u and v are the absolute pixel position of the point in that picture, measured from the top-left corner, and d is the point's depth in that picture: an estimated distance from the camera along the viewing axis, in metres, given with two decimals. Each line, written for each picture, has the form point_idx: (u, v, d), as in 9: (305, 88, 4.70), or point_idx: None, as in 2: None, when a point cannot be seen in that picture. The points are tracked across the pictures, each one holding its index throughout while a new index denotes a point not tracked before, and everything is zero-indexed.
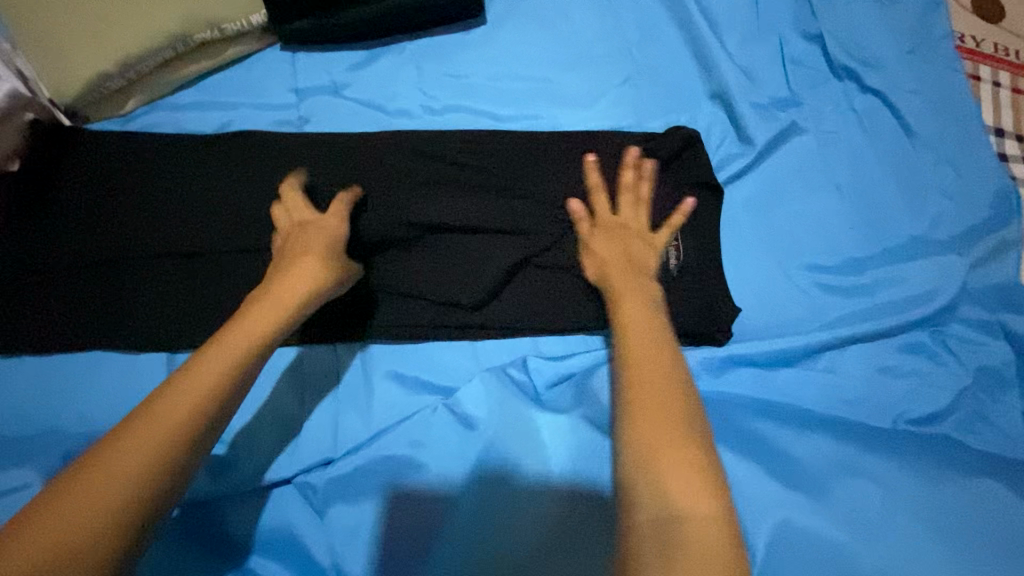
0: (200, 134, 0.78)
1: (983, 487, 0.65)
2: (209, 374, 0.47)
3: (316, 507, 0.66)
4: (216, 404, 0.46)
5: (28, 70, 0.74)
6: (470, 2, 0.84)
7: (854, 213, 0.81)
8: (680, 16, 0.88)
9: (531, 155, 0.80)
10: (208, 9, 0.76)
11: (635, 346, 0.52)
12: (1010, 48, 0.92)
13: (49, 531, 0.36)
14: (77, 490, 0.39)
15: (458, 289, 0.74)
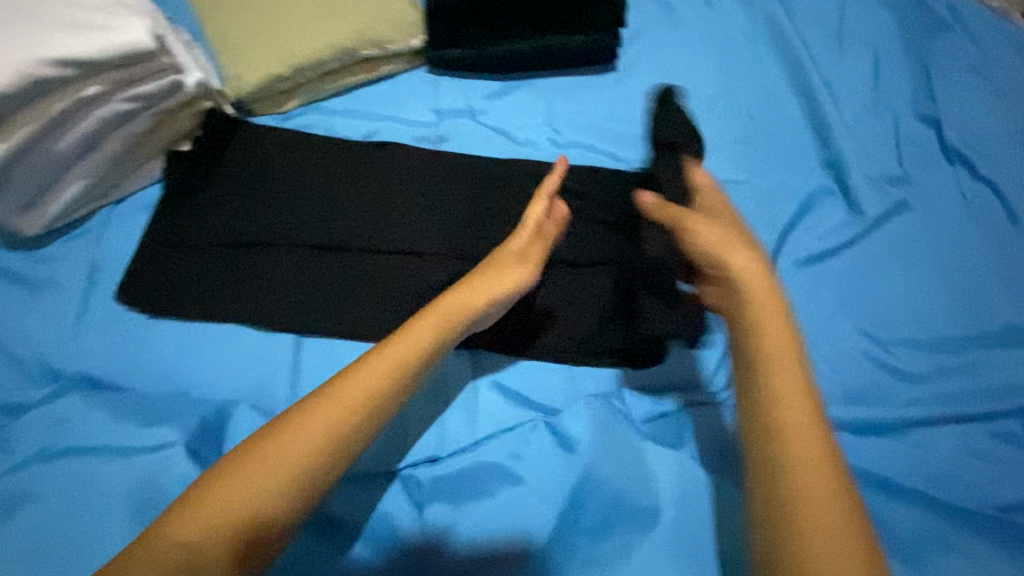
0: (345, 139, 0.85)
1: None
2: (349, 402, 0.53)
3: (417, 501, 0.69)
4: (350, 434, 0.52)
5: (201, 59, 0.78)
6: (608, 49, 0.90)
7: (958, 294, 0.82)
8: (801, 85, 0.92)
9: None
10: (377, 30, 0.84)
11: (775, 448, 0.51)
12: None
13: (206, 512, 0.46)
14: (229, 484, 0.48)
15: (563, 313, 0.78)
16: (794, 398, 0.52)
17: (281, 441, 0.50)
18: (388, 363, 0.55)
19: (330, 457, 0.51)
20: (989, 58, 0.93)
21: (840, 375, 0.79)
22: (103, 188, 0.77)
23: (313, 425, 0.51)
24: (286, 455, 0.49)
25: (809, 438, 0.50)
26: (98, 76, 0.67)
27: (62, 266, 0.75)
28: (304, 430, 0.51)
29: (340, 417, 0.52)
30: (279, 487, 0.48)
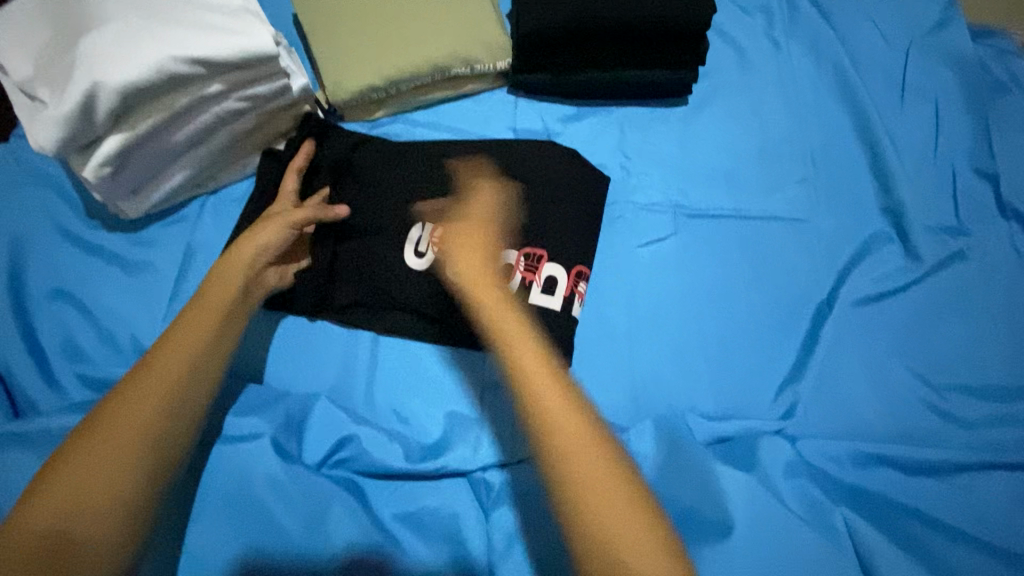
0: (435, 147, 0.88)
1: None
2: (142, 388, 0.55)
3: (484, 505, 0.72)
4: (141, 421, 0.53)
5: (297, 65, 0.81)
6: (683, 85, 0.94)
7: (1009, 345, 0.85)
8: (864, 133, 0.96)
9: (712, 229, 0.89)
10: (469, 51, 0.88)
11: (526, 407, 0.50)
12: None
13: (62, 501, 0.48)
14: (59, 480, 0.49)
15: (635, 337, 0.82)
16: (577, 427, 0.49)
17: (116, 428, 0.52)
18: (193, 344, 0.59)
19: (171, 426, 0.54)
20: None
21: (894, 414, 0.81)
22: (202, 178, 0.82)
23: (130, 411, 0.53)
24: (113, 440, 0.52)
25: (591, 457, 0.48)
26: (221, 76, 0.71)
27: (160, 250, 0.80)
28: (115, 427, 0.52)
29: (158, 402, 0.54)
30: (131, 475, 0.51)
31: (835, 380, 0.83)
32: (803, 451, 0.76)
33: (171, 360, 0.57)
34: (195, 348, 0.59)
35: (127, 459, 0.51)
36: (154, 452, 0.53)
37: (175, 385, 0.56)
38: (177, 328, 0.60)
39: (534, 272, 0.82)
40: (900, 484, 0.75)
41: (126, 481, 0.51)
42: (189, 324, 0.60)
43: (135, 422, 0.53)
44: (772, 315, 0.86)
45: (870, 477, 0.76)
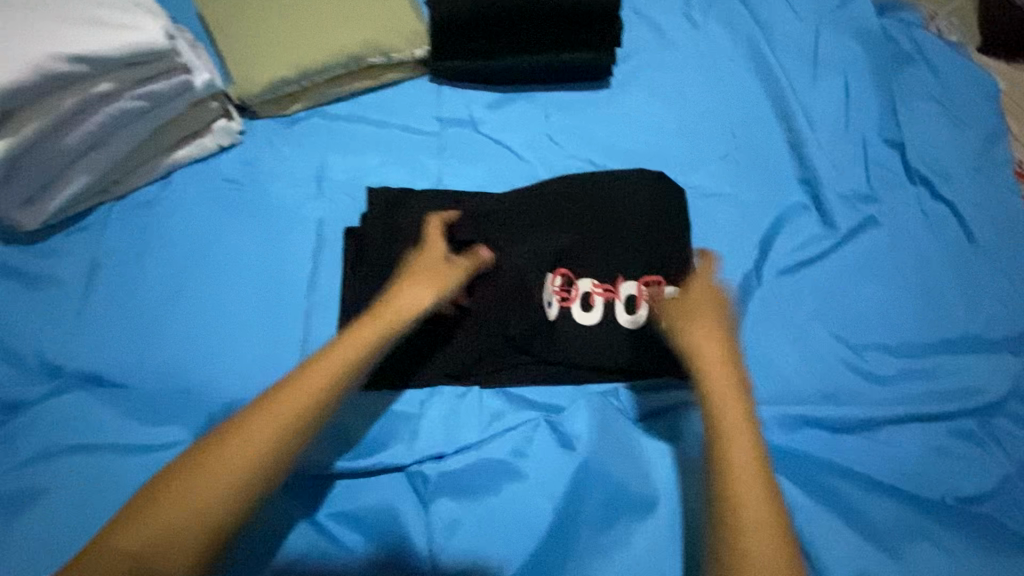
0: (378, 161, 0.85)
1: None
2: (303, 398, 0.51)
3: (423, 497, 0.72)
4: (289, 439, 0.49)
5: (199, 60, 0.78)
6: (604, 66, 0.94)
7: (920, 304, 0.89)
8: (781, 107, 0.99)
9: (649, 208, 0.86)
10: (384, 39, 0.86)
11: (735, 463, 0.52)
12: None
13: (157, 516, 0.45)
14: (172, 493, 0.46)
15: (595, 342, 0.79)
16: (749, 472, 0.52)
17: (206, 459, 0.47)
18: (329, 376, 0.53)
19: (265, 442, 0.48)
20: (947, 89, 1.02)
21: (818, 376, 0.84)
22: (106, 183, 0.78)
23: (223, 448, 0.48)
24: (203, 478, 0.46)
25: (757, 503, 0.50)
26: (110, 74, 0.68)
27: (63, 262, 0.75)
28: (238, 442, 0.48)
29: (275, 437, 0.49)
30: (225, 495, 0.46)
31: (763, 348, 0.85)
32: None
33: (306, 395, 0.51)
34: (331, 379, 0.53)
35: (236, 499, 0.46)
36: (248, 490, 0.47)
37: (309, 422, 0.51)
38: (319, 359, 0.54)
39: (570, 292, 0.81)
40: (822, 443, 0.79)
41: (226, 527, 0.46)
42: (334, 356, 0.55)
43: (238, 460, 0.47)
44: None
45: (796, 438, 0.79)
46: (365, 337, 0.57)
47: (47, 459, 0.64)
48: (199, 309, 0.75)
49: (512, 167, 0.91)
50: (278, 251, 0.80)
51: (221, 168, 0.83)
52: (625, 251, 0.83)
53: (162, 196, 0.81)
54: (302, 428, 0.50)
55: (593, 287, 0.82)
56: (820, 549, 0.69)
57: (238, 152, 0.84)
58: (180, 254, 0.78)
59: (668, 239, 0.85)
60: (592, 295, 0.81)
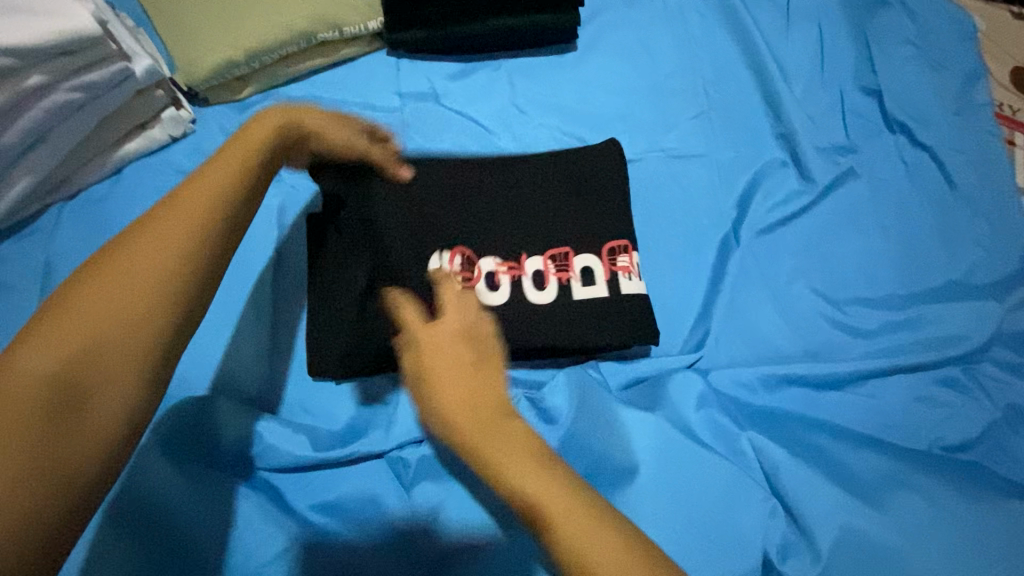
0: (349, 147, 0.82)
1: (1012, 514, 0.70)
2: (186, 209, 0.49)
3: (404, 481, 0.71)
4: (193, 243, 0.47)
5: (138, 47, 0.73)
6: (568, 28, 0.91)
7: (901, 254, 0.88)
8: (753, 61, 0.96)
9: (600, 178, 0.84)
10: (334, 12, 0.82)
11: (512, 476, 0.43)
12: None
13: (64, 335, 0.41)
14: (80, 312, 0.42)
15: (577, 321, 0.76)
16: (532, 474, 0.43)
17: (85, 310, 0.42)
18: (194, 220, 0.48)
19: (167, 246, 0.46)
20: (923, 32, 0.98)
21: (799, 334, 0.83)
22: (53, 182, 0.74)
23: (100, 296, 0.43)
24: (89, 325, 0.42)
25: (559, 503, 0.43)
26: (43, 65, 0.64)
27: (16, 267, 0.73)
28: (136, 259, 0.45)
29: (163, 273, 0.45)
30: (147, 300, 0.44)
31: (743, 310, 0.84)
32: (715, 382, 0.78)
33: (167, 237, 0.46)
34: (207, 225, 0.48)
35: (153, 313, 0.44)
36: (143, 329, 0.43)
37: (197, 251, 0.47)
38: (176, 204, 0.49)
39: (473, 273, 0.77)
40: (805, 401, 0.78)
41: (132, 379, 0.42)
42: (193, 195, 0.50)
43: (124, 299, 0.43)
44: (679, 253, 0.86)
45: (778, 398, 0.78)
46: (222, 183, 0.52)
47: None
48: None
49: (478, 140, 0.88)
50: None
51: (173, 159, 0.80)
52: (600, 228, 0.81)
53: (114, 192, 0.77)
54: (182, 264, 0.46)
55: (497, 266, 0.78)
56: (809, 507, 0.68)
57: (190, 142, 0.81)
58: None
59: (620, 202, 0.83)
60: (497, 274, 0.77)
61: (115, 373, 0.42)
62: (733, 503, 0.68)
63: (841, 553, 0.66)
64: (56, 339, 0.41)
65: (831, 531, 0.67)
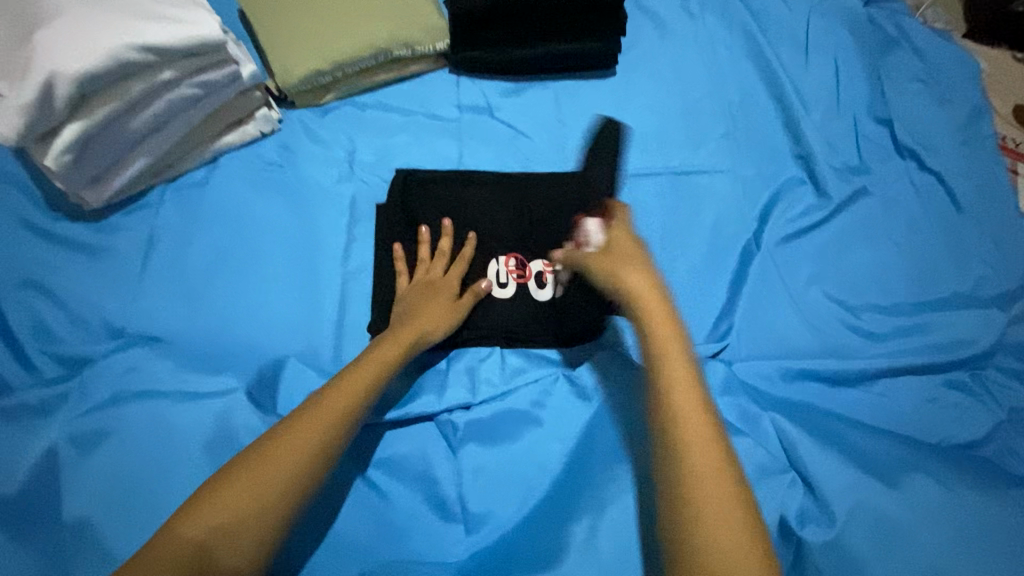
0: (412, 154, 0.95)
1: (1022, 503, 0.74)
2: (345, 393, 0.65)
3: (452, 444, 0.79)
4: (342, 418, 0.63)
5: (244, 55, 0.86)
6: (609, 55, 1.02)
7: (911, 267, 0.95)
8: (775, 90, 1.06)
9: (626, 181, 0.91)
10: (408, 33, 0.95)
11: (690, 435, 0.55)
12: None
13: (234, 491, 0.56)
14: (253, 467, 0.58)
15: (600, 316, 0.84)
16: (700, 441, 0.55)
17: (269, 457, 0.59)
18: (347, 400, 0.64)
19: (320, 413, 0.62)
20: (932, 71, 1.09)
21: (815, 333, 0.90)
22: (161, 166, 0.86)
23: (273, 462, 0.58)
24: (254, 486, 0.56)
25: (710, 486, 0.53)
26: (173, 64, 0.76)
27: (125, 235, 0.84)
28: (296, 437, 0.60)
29: (304, 455, 0.59)
30: (295, 461, 0.59)
31: (764, 309, 0.91)
32: (737, 372, 0.85)
33: (331, 413, 0.63)
34: (355, 401, 0.65)
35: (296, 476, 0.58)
36: (302, 470, 0.59)
37: (338, 426, 0.62)
38: (347, 378, 0.66)
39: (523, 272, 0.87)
40: (818, 393, 0.85)
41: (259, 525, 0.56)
42: (359, 375, 0.67)
43: (300, 452, 0.59)
44: (705, 255, 0.95)
45: (794, 389, 0.85)
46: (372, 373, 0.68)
47: (116, 405, 0.71)
48: (247, 278, 0.83)
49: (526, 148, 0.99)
50: (314, 226, 0.88)
51: (262, 152, 0.91)
52: None
53: (210, 177, 0.89)
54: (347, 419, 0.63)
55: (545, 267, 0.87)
56: (826, 483, 0.73)
57: (277, 138, 0.93)
58: (226, 229, 0.86)
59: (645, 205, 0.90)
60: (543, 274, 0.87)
61: (291, 507, 0.57)
62: (754, 477, 0.74)
63: (855, 525, 0.71)
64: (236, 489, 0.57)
65: (845, 504, 0.72)
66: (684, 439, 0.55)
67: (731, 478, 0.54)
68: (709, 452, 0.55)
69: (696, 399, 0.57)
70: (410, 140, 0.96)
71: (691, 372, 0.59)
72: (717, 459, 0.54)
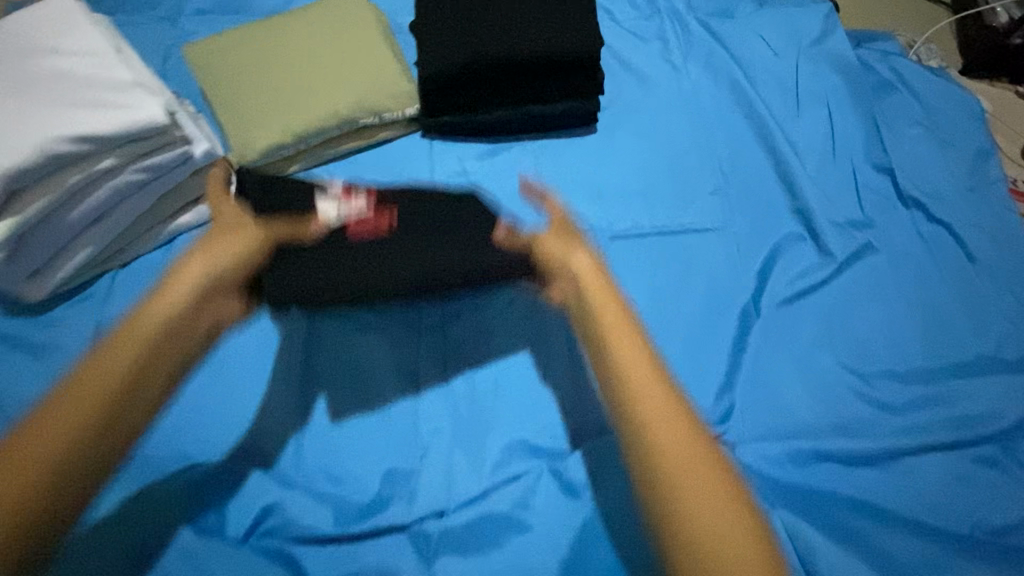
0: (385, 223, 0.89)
1: None
2: (187, 280, 0.63)
3: (426, 556, 0.70)
4: (147, 354, 0.56)
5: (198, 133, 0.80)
6: (589, 113, 0.97)
7: (926, 327, 0.87)
8: (766, 140, 1.00)
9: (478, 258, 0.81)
10: (376, 100, 0.90)
11: (673, 452, 0.53)
12: None
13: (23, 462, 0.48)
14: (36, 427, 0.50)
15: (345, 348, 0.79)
16: (683, 448, 0.53)
17: (59, 409, 0.51)
18: (153, 324, 0.58)
19: (143, 320, 0.58)
20: (930, 113, 1.03)
21: (829, 407, 0.81)
22: (111, 253, 0.80)
23: (66, 417, 0.51)
24: (48, 445, 0.49)
25: (700, 497, 0.50)
26: (113, 151, 0.70)
27: (68, 333, 0.77)
28: (107, 362, 0.54)
29: (99, 400, 0.52)
30: (104, 386, 0.53)
31: (769, 382, 0.83)
32: (744, 458, 0.76)
33: (163, 306, 0.59)
34: (159, 328, 0.58)
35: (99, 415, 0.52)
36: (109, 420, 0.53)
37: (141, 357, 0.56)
38: (158, 298, 0.60)
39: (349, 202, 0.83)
40: (835, 480, 0.76)
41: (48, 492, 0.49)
42: (164, 304, 0.59)
43: (83, 420, 0.51)
44: (700, 324, 0.87)
45: (807, 475, 0.76)
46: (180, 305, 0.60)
47: None
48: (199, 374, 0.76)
49: (506, 214, 0.93)
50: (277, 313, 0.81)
51: None
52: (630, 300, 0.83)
53: (164, 261, 0.83)
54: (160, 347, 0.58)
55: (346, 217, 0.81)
56: None
57: None
58: None
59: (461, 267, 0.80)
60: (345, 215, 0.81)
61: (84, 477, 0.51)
62: None
63: None
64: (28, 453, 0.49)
65: None
66: (670, 454, 0.52)
67: (713, 469, 0.52)
68: (692, 468, 0.52)
69: (668, 429, 0.54)
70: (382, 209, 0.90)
71: (640, 394, 0.56)
72: (709, 465, 0.52)
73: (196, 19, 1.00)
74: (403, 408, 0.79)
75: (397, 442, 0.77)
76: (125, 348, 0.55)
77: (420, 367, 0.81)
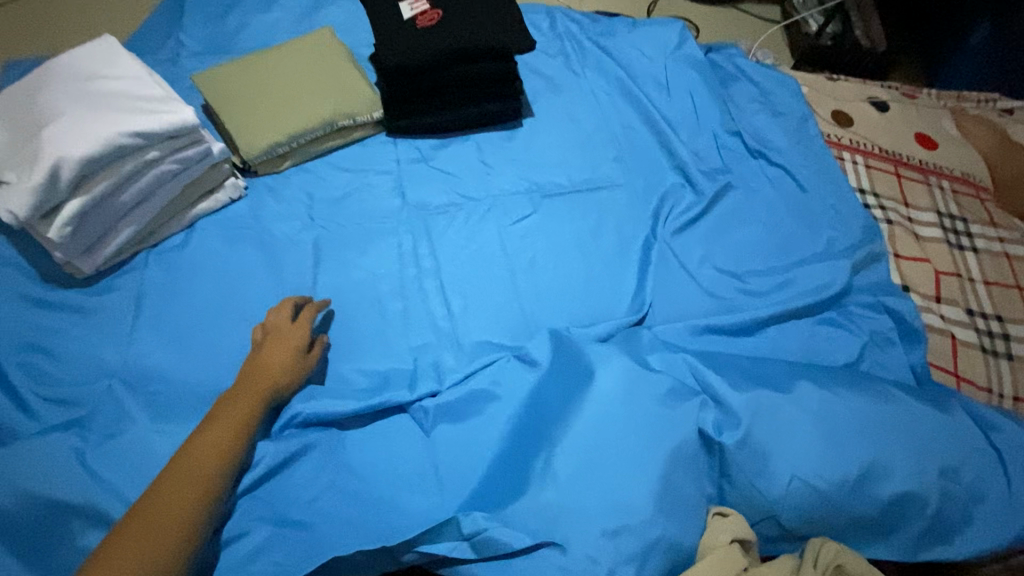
0: (366, 201, 1.14)
1: (898, 399, 0.90)
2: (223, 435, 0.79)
3: (426, 426, 0.90)
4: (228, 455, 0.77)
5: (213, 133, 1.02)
6: (518, 107, 1.26)
7: (778, 237, 1.18)
8: (649, 119, 1.33)
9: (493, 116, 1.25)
10: (349, 106, 1.16)
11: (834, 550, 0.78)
12: (869, 139, 1.37)
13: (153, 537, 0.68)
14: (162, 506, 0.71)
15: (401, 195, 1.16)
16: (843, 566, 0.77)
17: (172, 481, 0.73)
18: (207, 474, 0.75)
19: (203, 483, 0.74)
20: (765, 94, 1.40)
21: (714, 297, 1.10)
22: (144, 234, 1.00)
23: (186, 487, 0.73)
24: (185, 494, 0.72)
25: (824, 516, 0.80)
26: (156, 146, 0.92)
27: (117, 296, 0.96)
28: (172, 493, 0.72)
29: (186, 516, 0.71)
30: (186, 500, 0.72)
31: (669, 283, 1.11)
32: (659, 334, 1.01)
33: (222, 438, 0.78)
34: (214, 479, 0.75)
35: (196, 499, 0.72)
36: (205, 491, 0.74)
37: (206, 494, 0.74)
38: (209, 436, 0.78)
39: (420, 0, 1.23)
40: (722, 345, 1.03)
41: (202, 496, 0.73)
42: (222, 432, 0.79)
43: (196, 482, 0.73)
44: (613, 254, 1.14)
45: (704, 340, 1.03)
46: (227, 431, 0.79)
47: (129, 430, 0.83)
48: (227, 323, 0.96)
49: (459, 184, 1.19)
50: (286, 268, 1.03)
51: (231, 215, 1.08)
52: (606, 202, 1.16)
53: (189, 239, 1.04)
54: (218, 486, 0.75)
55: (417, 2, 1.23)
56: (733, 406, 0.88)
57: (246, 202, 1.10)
58: (206, 282, 0.99)
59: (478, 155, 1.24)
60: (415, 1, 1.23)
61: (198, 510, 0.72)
62: (675, 405, 0.88)
63: (759, 432, 0.85)
64: (161, 516, 0.70)
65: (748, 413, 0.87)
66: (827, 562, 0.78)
67: None
68: None
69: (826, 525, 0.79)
70: (357, 191, 1.15)
71: None
72: None
73: (194, 59, 1.25)
74: (401, 302, 1.04)
75: (380, 319, 1.01)
76: (219, 427, 0.79)
77: (402, 276, 1.06)
